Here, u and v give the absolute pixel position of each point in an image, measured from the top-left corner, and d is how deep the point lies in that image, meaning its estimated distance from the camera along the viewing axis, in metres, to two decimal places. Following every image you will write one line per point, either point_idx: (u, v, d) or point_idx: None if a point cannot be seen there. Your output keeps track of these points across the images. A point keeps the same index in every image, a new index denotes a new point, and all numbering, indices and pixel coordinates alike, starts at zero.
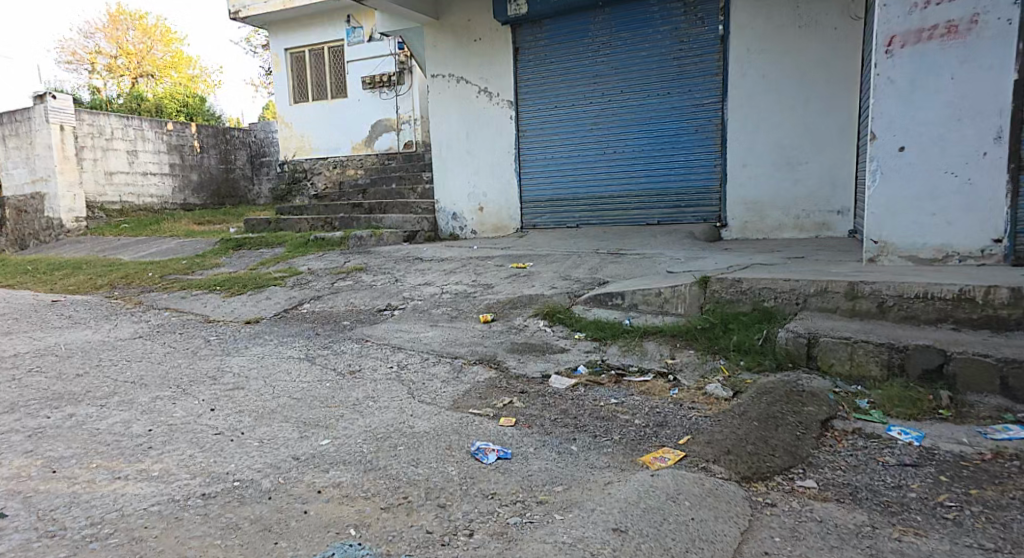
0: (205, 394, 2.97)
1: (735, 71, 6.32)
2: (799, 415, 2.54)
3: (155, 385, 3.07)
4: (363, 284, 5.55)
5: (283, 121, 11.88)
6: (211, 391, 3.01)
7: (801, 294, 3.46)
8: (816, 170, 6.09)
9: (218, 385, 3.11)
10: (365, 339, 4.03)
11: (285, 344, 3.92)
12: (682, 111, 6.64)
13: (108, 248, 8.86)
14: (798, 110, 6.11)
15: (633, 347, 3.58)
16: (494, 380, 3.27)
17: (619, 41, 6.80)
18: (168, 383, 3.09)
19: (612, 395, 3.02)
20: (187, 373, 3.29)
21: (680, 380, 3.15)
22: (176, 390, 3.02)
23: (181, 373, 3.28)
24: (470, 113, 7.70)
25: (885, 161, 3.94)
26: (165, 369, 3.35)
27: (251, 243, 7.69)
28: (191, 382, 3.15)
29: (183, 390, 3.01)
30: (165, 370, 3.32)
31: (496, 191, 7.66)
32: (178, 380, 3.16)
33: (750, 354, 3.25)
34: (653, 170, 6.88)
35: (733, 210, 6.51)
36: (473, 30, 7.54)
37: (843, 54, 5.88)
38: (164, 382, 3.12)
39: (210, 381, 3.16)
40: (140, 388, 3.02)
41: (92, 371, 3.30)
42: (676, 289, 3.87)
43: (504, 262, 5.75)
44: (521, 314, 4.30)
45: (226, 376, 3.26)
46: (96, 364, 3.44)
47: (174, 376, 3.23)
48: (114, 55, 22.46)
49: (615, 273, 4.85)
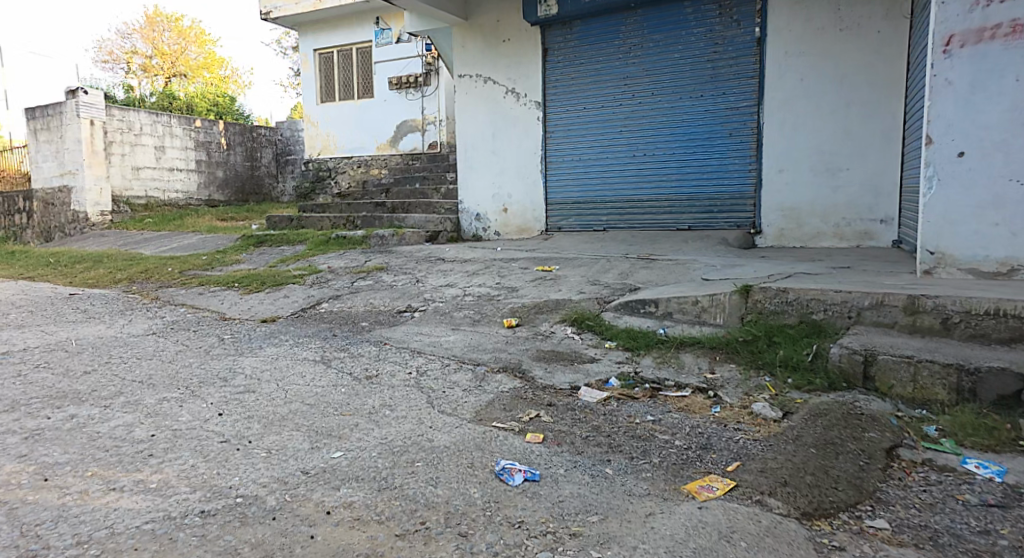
0: (214, 397, 2.79)
1: (773, 73, 6.05)
2: (860, 442, 2.35)
3: (163, 386, 2.90)
4: (384, 284, 5.37)
5: (309, 120, 11.82)
6: (221, 394, 2.83)
7: (854, 307, 3.19)
8: (858, 178, 5.78)
9: (229, 387, 2.94)
10: (384, 342, 3.85)
11: (301, 346, 3.74)
12: (716, 114, 6.37)
13: (131, 243, 8.82)
14: (839, 115, 5.81)
15: (668, 358, 3.34)
16: (519, 390, 3.05)
17: (650, 42, 6.57)
18: (177, 384, 2.93)
19: (648, 412, 2.79)
20: (199, 373, 3.13)
21: (722, 398, 2.90)
22: (185, 391, 2.85)
23: (192, 374, 3.11)
24: (496, 113, 7.51)
25: (942, 167, 3.66)
26: (175, 369, 3.19)
27: (272, 239, 7.57)
28: (201, 383, 2.98)
29: (192, 392, 2.84)
30: (175, 370, 3.16)
31: (521, 193, 7.46)
32: (188, 381, 3.00)
33: (799, 372, 2.99)
34: (684, 174, 6.60)
35: (768, 216, 6.22)
36: (502, 30, 7.35)
37: (888, 57, 5.57)
38: (173, 383, 2.95)
39: (220, 383, 2.99)
40: (146, 388, 2.86)
41: (100, 369, 3.15)
42: (714, 298, 3.61)
43: (529, 265, 5.53)
44: (547, 320, 4.08)
45: (237, 378, 3.08)
46: (105, 361, 3.29)
47: (184, 376, 3.07)
48: (150, 55, 22.77)
49: (647, 279, 4.60)
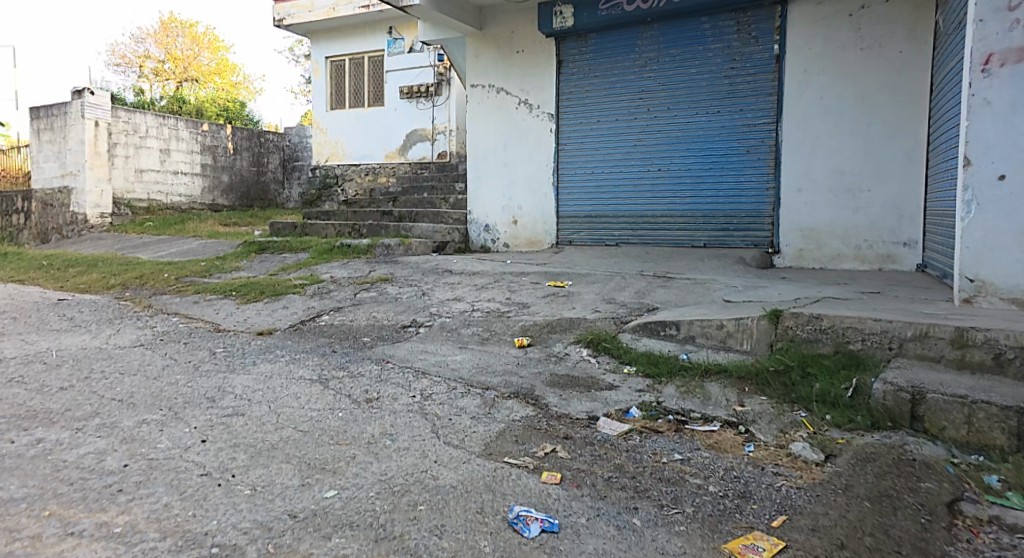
0: (199, 421, 2.54)
1: (792, 91, 5.83)
2: (918, 495, 2.10)
3: (144, 407, 2.66)
4: (387, 296, 5.13)
5: (318, 126, 11.62)
6: (206, 417, 2.58)
7: (896, 338, 2.93)
8: (880, 199, 5.53)
9: (218, 409, 2.69)
10: (386, 360, 3.60)
11: (298, 362, 3.49)
12: (733, 130, 6.15)
13: (129, 247, 8.59)
14: (860, 134, 5.58)
15: (693, 388, 3.08)
16: (532, 420, 2.80)
17: (665, 56, 6.36)
18: (159, 405, 2.68)
19: (674, 449, 2.53)
20: (185, 392, 2.88)
21: (755, 435, 2.65)
22: (167, 413, 2.60)
23: (177, 393, 2.86)
24: (507, 124, 7.30)
25: (980, 191, 3.39)
26: (160, 387, 2.94)
27: (274, 247, 7.33)
28: (186, 404, 2.73)
29: (176, 414, 2.60)
30: (159, 388, 2.92)
31: (531, 205, 7.22)
32: (172, 401, 2.75)
33: (839, 408, 2.73)
34: (700, 191, 6.36)
35: (786, 236, 5.97)
36: (515, 41, 7.16)
37: (911, 77, 5.36)
38: (155, 403, 2.70)
39: (207, 404, 2.74)
40: (126, 409, 2.61)
41: (78, 385, 2.91)
42: (741, 323, 3.37)
43: (540, 280, 5.29)
44: (561, 341, 3.84)
45: (226, 399, 2.83)
46: (84, 376, 3.04)
47: (169, 395, 2.82)
48: (162, 60, 22.72)
49: (665, 299, 4.35)
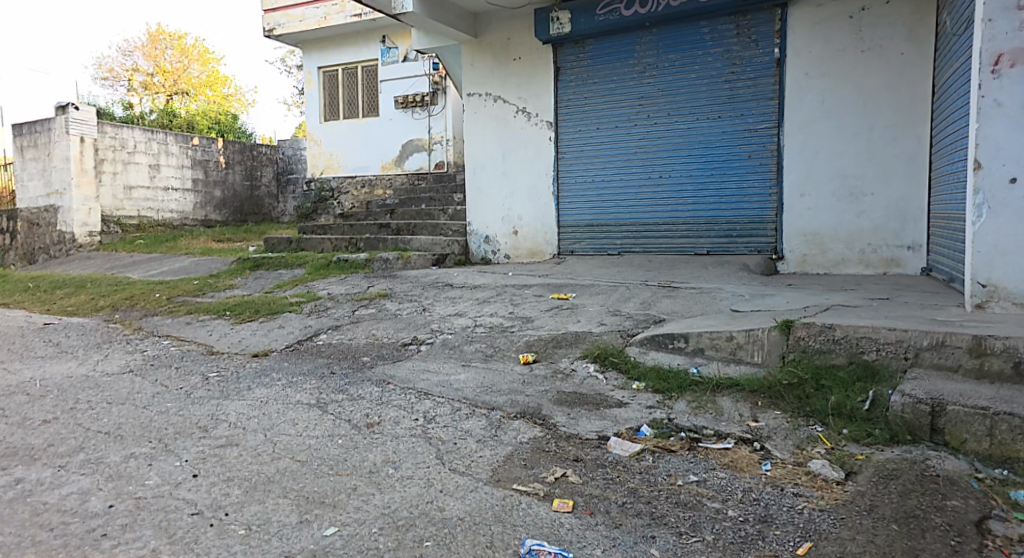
0: (190, 453, 2.44)
1: (793, 94, 5.79)
2: (946, 514, 2.00)
3: (132, 439, 2.55)
4: (387, 313, 5.04)
5: (312, 138, 11.52)
6: (198, 449, 2.47)
7: (912, 347, 2.85)
8: (884, 202, 5.49)
9: (211, 439, 2.59)
10: (387, 381, 3.51)
11: (295, 386, 3.38)
12: (734, 136, 6.09)
13: (118, 266, 8.47)
14: (863, 137, 5.54)
15: (705, 404, 2.99)
16: (540, 442, 2.71)
17: (665, 61, 6.30)
18: (148, 437, 2.57)
19: (689, 471, 2.44)
20: (176, 422, 2.77)
21: (772, 452, 2.56)
22: (157, 445, 2.50)
23: (168, 423, 2.75)
24: (505, 133, 7.21)
25: (993, 194, 3.32)
26: (149, 417, 2.83)
27: (269, 263, 7.22)
28: (176, 435, 2.63)
29: (165, 446, 2.49)
30: (149, 418, 2.81)
31: (531, 215, 7.13)
32: (161, 432, 2.64)
33: (856, 421, 2.65)
34: (702, 197, 6.29)
35: (790, 241, 5.91)
36: (512, 49, 7.08)
37: (912, 79, 5.33)
38: (143, 435, 2.60)
39: (199, 434, 2.63)
40: (114, 443, 2.50)
41: (63, 417, 2.80)
42: (752, 334, 3.28)
43: (543, 292, 5.21)
44: (567, 356, 3.75)
45: (219, 428, 2.72)
46: (69, 407, 2.93)
47: (158, 426, 2.71)
48: (151, 73, 22.64)
49: (672, 310, 4.28)
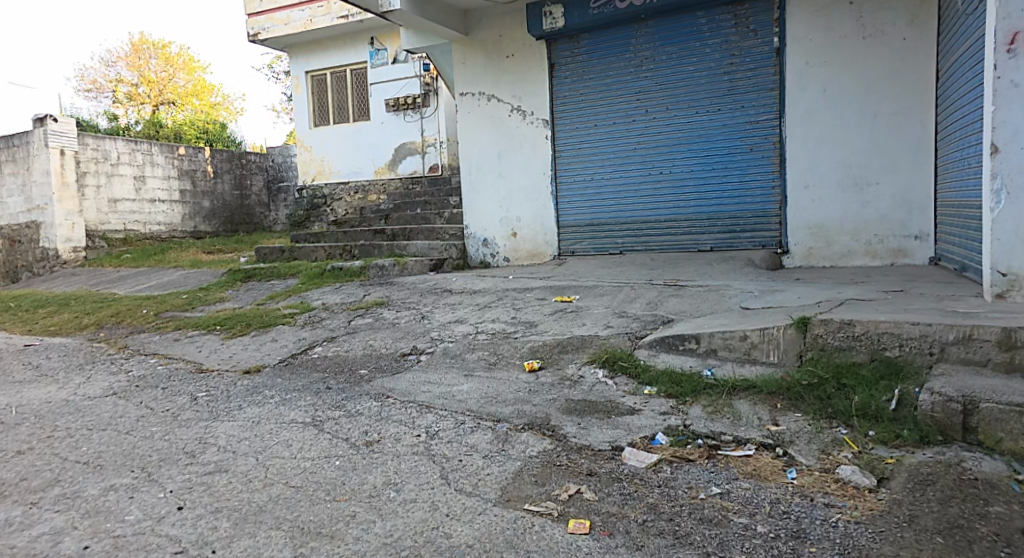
0: (175, 482, 2.48)
1: (794, 83, 5.66)
2: (993, 522, 1.86)
3: (112, 470, 2.65)
4: (385, 322, 4.92)
5: (302, 144, 11.35)
6: (185, 477, 2.54)
7: (937, 342, 2.72)
8: (890, 192, 5.40)
9: (197, 466, 2.66)
10: (386, 395, 3.46)
11: (289, 403, 3.41)
12: (734, 128, 5.97)
13: (105, 282, 8.33)
14: (867, 126, 5.44)
15: (721, 408, 2.86)
16: (551, 455, 2.63)
17: (661, 54, 6.17)
18: (129, 466, 2.68)
19: (710, 482, 2.32)
20: (160, 448, 2.90)
21: (797, 458, 2.42)
22: (139, 476, 2.58)
23: (151, 450, 2.88)
24: (500, 133, 7.04)
25: (1011, 178, 3.19)
26: (132, 443, 2.98)
27: (262, 274, 7.06)
28: (161, 462, 2.72)
29: (148, 476, 2.57)
30: (131, 445, 2.95)
31: (530, 216, 6.98)
32: (145, 460, 2.75)
33: (883, 422, 2.49)
34: (703, 192, 6.16)
35: (795, 234, 5.80)
36: (504, 46, 6.91)
37: (915, 65, 5.23)
38: (124, 465, 2.70)
39: (186, 460, 2.72)
40: (93, 474, 2.61)
41: (39, 447, 2.97)
42: (767, 333, 3.15)
43: (546, 295, 5.10)
44: (574, 361, 3.67)
45: (207, 452, 2.82)
46: (46, 436, 3.12)
47: (141, 454, 2.83)
48: (136, 83, 22.45)
49: (679, 310, 4.22)
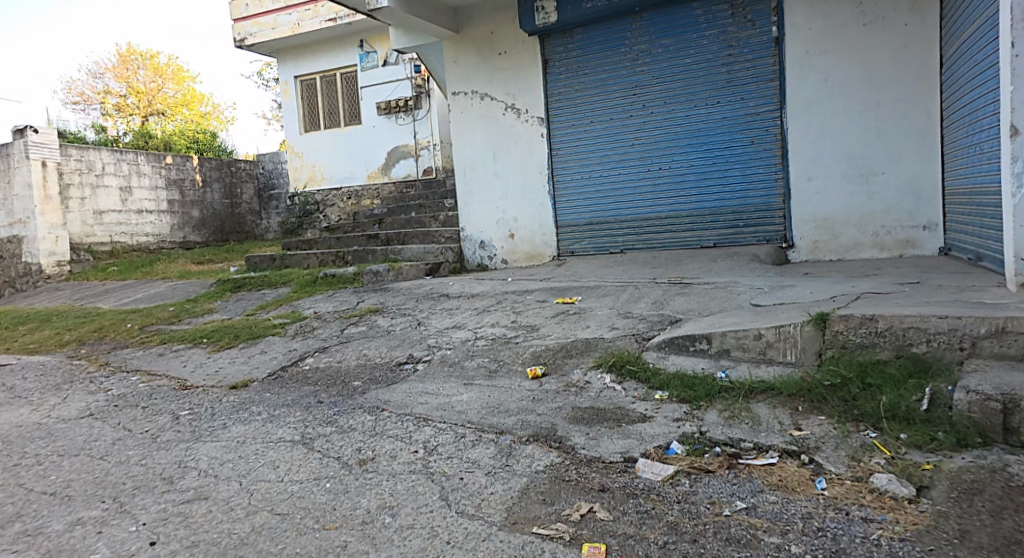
0: (149, 513, 2.46)
1: (795, 73, 5.50)
2: None
3: (81, 501, 2.62)
4: (379, 330, 4.75)
5: (292, 151, 11.12)
6: (160, 507, 2.50)
7: (967, 336, 2.56)
8: (896, 182, 5.26)
9: (174, 494, 2.61)
10: (381, 408, 3.32)
11: (277, 421, 3.30)
12: (734, 121, 5.80)
13: (90, 296, 8.13)
14: (871, 115, 5.29)
15: (738, 413, 2.68)
16: (559, 470, 2.48)
17: (658, 47, 6.00)
18: (100, 496, 2.64)
19: (733, 496, 2.14)
20: (135, 475, 2.83)
21: (824, 466, 2.23)
22: (110, 506, 2.54)
23: (125, 477, 2.82)
24: (494, 133, 6.84)
25: None
26: (104, 470, 2.91)
27: (250, 283, 6.88)
28: (136, 490, 2.68)
29: (120, 507, 2.53)
30: (103, 472, 2.89)
31: (527, 216, 6.79)
32: (118, 489, 2.70)
33: (915, 424, 2.30)
34: (705, 187, 6.00)
35: (800, 228, 5.63)
36: (497, 43, 6.71)
37: (920, 51, 5.08)
38: (95, 494, 2.67)
39: (162, 488, 2.67)
40: (59, 507, 2.58)
41: (4, 479, 2.90)
42: (782, 331, 2.97)
43: (546, 297, 4.93)
44: (579, 367, 3.48)
45: (187, 477, 2.76)
46: (13, 466, 3.04)
47: (114, 481, 2.78)
48: (124, 94, 22.18)
49: (687, 309, 4.06)
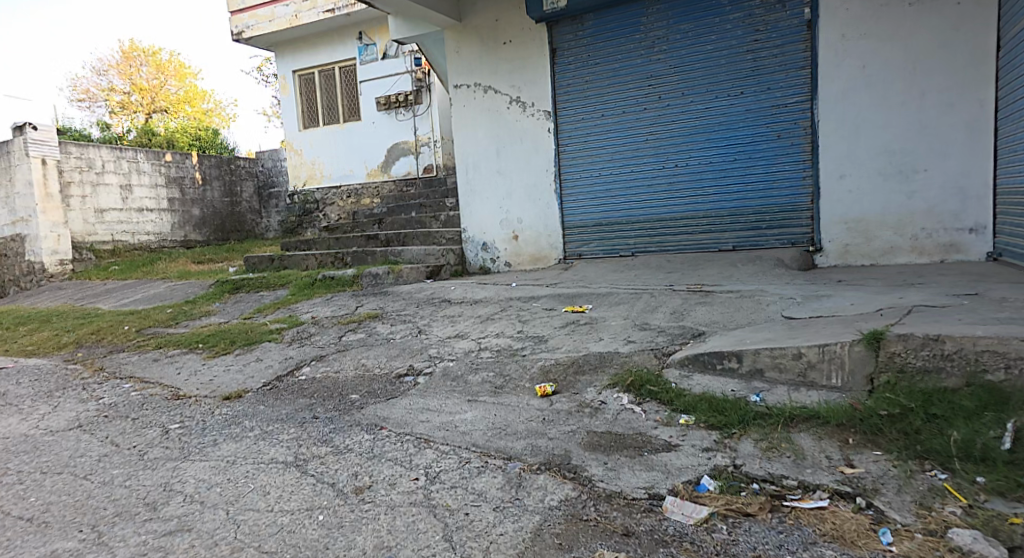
0: (129, 547, 2.20)
1: (827, 61, 5.18)
2: None
3: (58, 529, 2.36)
4: (378, 337, 4.48)
5: (292, 148, 10.89)
6: (141, 541, 2.22)
7: None
8: (939, 180, 4.94)
9: (158, 523, 2.33)
10: (380, 426, 3.04)
11: (269, 439, 3.03)
12: (760, 114, 5.48)
13: (90, 295, 7.93)
14: (912, 106, 4.96)
15: (778, 444, 2.37)
16: (574, 506, 2.19)
17: (677, 34, 5.68)
18: (78, 524, 2.37)
19: (782, 549, 1.85)
20: (119, 498, 2.56)
21: (887, 514, 1.93)
22: (88, 537, 2.28)
23: (108, 500, 2.55)
24: (500, 127, 6.53)
25: None
26: (86, 492, 2.64)
27: (250, 284, 6.64)
28: (117, 517, 2.41)
29: (98, 538, 2.27)
30: (86, 494, 2.62)
31: (532, 216, 6.49)
32: (98, 515, 2.43)
33: (998, 467, 1.99)
34: (725, 185, 5.67)
35: (829, 230, 5.32)
36: (501, 31, 6.41)
37: (969, 36, 4.76)
38: (74, 522, 2.40)
39: (145, 515, 2.40)
40: (33, 536, 2.32)
41: None
42: (827, 351, 2.67)
43: (555, 305, 4.63)
44: (593, 386, 3.18)
45: (173, 501, 2.49)
46: None
47: (95, 506, 2.51)
48: (127, 92, 22.09)
49: (709, 320, 3.76)
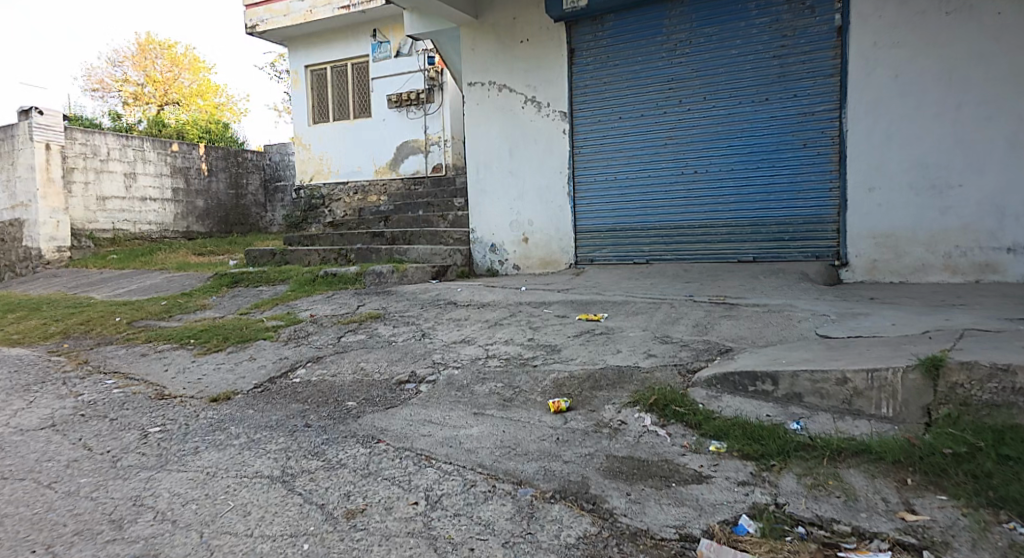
0: None
1: (857, 69, 4.92)
2: None
3: (9, 548, 2.09)
4: (380, 339, 4.22)
5: (301, 143, 10.67)
6: None
7: None
8: (975, 196, 4.66)
9: (121, 545, 2.07)
10: (378, 439, 2.78)
11: (255, 449, 2.76)
12: (785, 121, 5.22)
13: (87, 284, 7.70)
14: (949, 118, 4.69)
15: (824, 480, 2.11)
16: (593, 546, 1.92)
17: (699, 37, 5.42)
18: (33, 543, 2.11)
19: None
20: (82, 513, 2.29)
21: None
22: None
23: (70, 514, 2.29)
24: (512, 127, 6.28)
25: None
26: (47, 504, 2.38)
27: (250, 278, 6.38)
28: (77, 536, 2.15)
29: None
30: (47, 506, 2.36)
31: (543, 219, 6.23)
32: (57, 533, 2.16)
33: None
34: (746, 194, 5.41)
35: (856, 245, 5.05)
36: (518, 29, 6.17)
37: (1011, 46, 4.48)
38: (28, 540, 2.14)
39: (108, 535, 2.14)
40: None
41: None
42: (878, 377, 2.41)
43: (568, 312, 4.36)
44: (612, 403, 2.91)
45: (141, 520, 2.22)
46: None
47: (54, 522, 2.25)
48: (141, 83, 21.95)
49: (736, 336, 3.49)
